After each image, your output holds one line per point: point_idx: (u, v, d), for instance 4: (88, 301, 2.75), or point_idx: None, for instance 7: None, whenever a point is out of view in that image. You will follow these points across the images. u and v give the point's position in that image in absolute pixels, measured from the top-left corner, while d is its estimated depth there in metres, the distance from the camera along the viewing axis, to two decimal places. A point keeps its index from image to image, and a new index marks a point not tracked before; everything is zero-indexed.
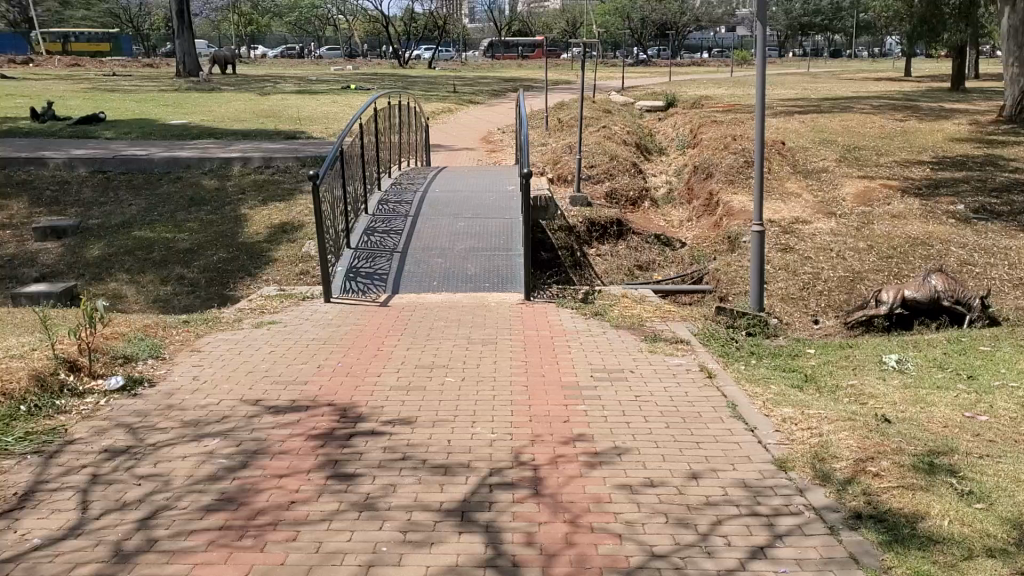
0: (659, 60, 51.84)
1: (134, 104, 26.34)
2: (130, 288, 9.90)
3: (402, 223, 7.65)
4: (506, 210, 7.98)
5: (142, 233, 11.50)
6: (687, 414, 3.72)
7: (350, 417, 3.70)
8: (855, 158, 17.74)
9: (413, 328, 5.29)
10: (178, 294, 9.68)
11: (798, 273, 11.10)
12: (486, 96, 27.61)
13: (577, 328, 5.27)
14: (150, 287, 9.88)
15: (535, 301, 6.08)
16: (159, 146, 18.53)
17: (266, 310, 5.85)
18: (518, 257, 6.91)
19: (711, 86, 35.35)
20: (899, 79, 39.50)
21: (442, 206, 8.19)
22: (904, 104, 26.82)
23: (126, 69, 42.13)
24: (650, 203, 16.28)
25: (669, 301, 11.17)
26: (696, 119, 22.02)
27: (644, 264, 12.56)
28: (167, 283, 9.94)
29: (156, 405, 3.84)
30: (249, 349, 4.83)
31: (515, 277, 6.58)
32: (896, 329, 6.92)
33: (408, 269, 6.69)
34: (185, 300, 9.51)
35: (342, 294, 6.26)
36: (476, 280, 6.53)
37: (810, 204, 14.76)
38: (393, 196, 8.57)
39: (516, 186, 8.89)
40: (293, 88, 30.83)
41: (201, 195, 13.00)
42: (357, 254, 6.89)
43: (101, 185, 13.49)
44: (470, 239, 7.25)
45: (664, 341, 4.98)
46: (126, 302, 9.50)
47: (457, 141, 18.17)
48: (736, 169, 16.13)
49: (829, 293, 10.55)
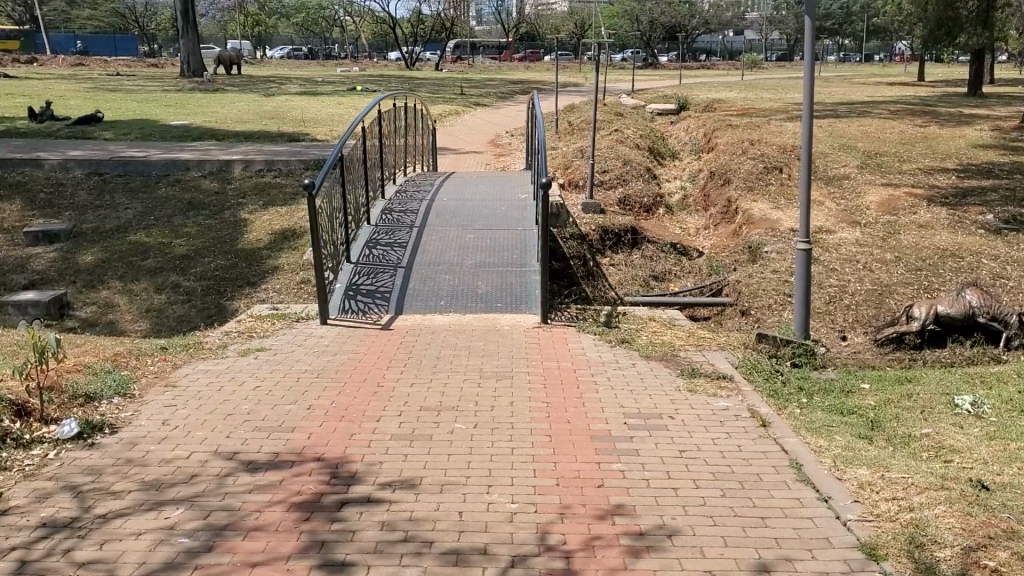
0: (668, 63, 51.31)
1: (136, 104, 25.80)
2: (124, 296, 9.29)
3: (407, 235, 7.06)
4: (520, 221, 7.40)
5: (137, 238, 10.93)
6: (744, 479, 3.12)
7: (342, 477, 3.11)
8: (876, 165, 17.12)
9: (417, 357, 4.70)
10: (173, 303, 9.06)
11: (823, 286, 10.47)
12: (494, 98, 27.09)
13: (602, 360, 4.68)
14: (143, 296, 9.26)
15: (554, 324, 5.49)
16: (160, 147, 17.99)
17: (255, 333, 5.27)
18: (533, 274, 6.31)
19: (722, 89, 34.79)
20: (913, 84, 38.92)
21: (450, 215, 7.61)
22: (923, 109, 26.18)
23: (131, 69, 41.70)
24: (665, 210, 15.69)
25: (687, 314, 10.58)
26: (710, 123, 21.44)
27: (661, 274, 11.96)
28: (162, 291, 9.35)
29: (114, 459, 3.25)
30: (231, 383, 4.24)
31: (530, 295, 5.99)
32: (928, 347, 6.25)
33: (413, 286, 6.10)
34: (180, 310, 8.91)
35: (340, 314, 5.67)
36: (488, 300, 5.93)
37: (833, 212, 14.16)
38: (397, 205, 7.99)
39: (529, 196, 8.30)
40: (299, 90, 30.35)
41: (199, 199, 12.44)
42: (357, 269, 6.30)
43: (97, 187, 12.94)
44: (481, 253, 6.67)
45: (704, 376, 4.38)
46: (118, 312, 8.90)
47: (465, 144, 17.61)
48: (755, 175, 15.53)
49: (856, 307, 9.92)
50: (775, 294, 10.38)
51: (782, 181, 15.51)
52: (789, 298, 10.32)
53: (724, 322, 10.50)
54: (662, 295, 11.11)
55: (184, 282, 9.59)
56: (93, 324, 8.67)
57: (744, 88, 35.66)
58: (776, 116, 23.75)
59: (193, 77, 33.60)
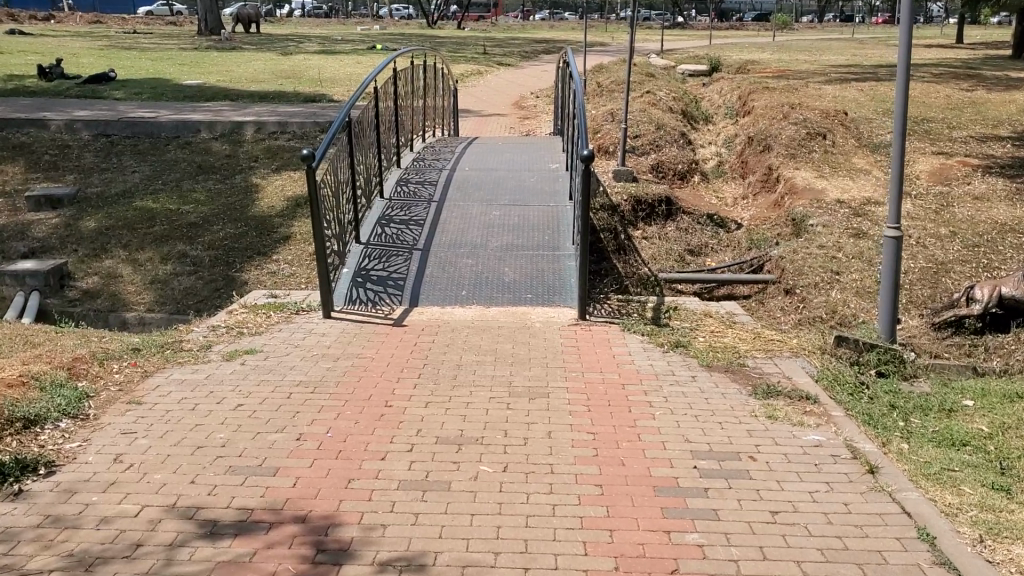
0: (697, 24, 49.81)
1: (150, 63, 25.02)
2: (126, 265, 8.52)
3: (424, 211, 6.29)
4: (552, 195, 6.61)
5: (143, 204, 10.19)
6: (864, 562, 2.36)
7: (332, 550, 2.38)
8: (925, 131, 16.11)
9: (435, 364, 3.94)
10: (177, 273, 8.29)
11: (874, 263, 9.53)
12: (518, 58, 26.11)
13: (657, 371, 3.91)
14: (146, 266, 8.47)
15: (594, 322, 4.72)
16: (172, 107, 17.24)
17: (246, 330, 4.50)
18: (568, 259, 5.53)
19: (754, 51, 33.58)
20: (953, 46, 37.45)
21: (474, 188, 6.83)
22: (967, 72, 24.94)
23: (149, 27, 40.91)
24: (700, 177, 14.87)
25: (725, 292, 9.74)
26: (745, 85, 20.46)
27: (696, 248, 11.14)
28: (168, 261, 8.58)
29: (39, 518, 2.52)
30: (208, 399, 3.49)
31: (564, 283, 5.20)
32: (990, 332, 5.39)
33: (431, 272, 5.34)
34: (186, 280, 8.13)
35: (346, 305, 4.92)
36: (516, 289, 5.15)
37: (881, 181, 13.23)
38: (414, 176, 7.20)
39: (561, 166, 7.49)
40: (318, 48, 29.47)
41: (210, 162, 11.70)
42: (368, 251, 5.53)
43: (104, 150, 12.21)
44: (509, 233, 5.88)
45: (783, 398, 3.61)
46: (119, 282, 8.13)
47: (489, 107, 16.73)
48: (797, 141, 14.64)
49: (910, 287, 9.00)
50: (824, 270, 9.43)
51: (826, 148, 14.56)
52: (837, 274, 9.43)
53: (766, 303, 9.57)
54: (698, 271, 10.28)
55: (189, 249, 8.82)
56: (92, 297, 7.95)
57: (777, 50, 34.39)
58: (814, 79, 22.66)
59: (210, 35, 32.80)
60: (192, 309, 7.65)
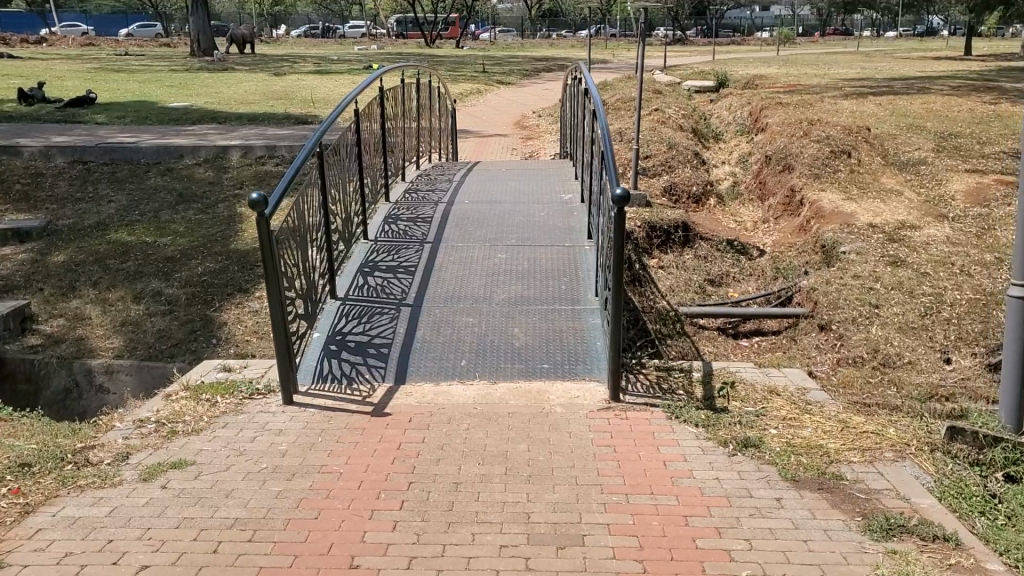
0: (699, 40, 49.10)
1: (138, 86, 24.08)
2: (88, 303, 6.68)
3: (416, 254, 5.27)
4: (568, 233, 5.58)
5: (116, 235, 9.10)
6: None
7: None
8: (954, 147, 15.14)
9: (426, 484, 2.91)
10: (150, 314, 6.46)
11: (916, 294, 7.91)
12: (517, 76, 25.24)
13: (727, 491, 2.87)
14: (115, 304, 6.63)
15: (630, 404, 3.67)
16: (156, 132, 16.27)
17: (180, 429, 3.46)
18: (592, 312, 4.49)
19: (760, 65, 32.72)
20: (963, 58, 36.58)
21: (473, 224, 5.80)
22: (986, 84, 24.07)
23: (142, 49, 40.05)
24: (716, 200, 13.94)
25: (751, 327, 8.34)
26: (756, 100, 19.58)
27: (717, 278, 10.11)
28: (143, 300, 6.74)
29: None
30: (98, 557, 2.47)
31: (589, 346, 4.15)
32: None
33: (423, 335, 4.30)
34: (161, 321, 6.33)
35: (315, 385, 3.88)
36: (529, 357, 4.10)
37: (914, 203, 12.21)
38: (405, 210, 6.17)
39: (576, 196, 6.46)
40: (313, 68, 28.63)
41: (192, 190, 10.66)
42: (346, 310, 4.50)
43: (80, 177, 11.18)
44: (518, 282, 4.85)
45: (910, 540, 2.57)
46: (85, 323, 6.32)
47: (491, 127, 15.76)
48: (821, 160, 13.65)
49: (958, 321, 7.44)
50: (861, 303, 7.83)
51: (852, 167, 13.56)
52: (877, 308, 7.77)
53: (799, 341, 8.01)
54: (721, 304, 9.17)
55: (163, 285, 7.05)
56: (54, 340, 6.09)
57: (783, 64, 33.54)
58: (828, 94, 21.75)
59: (204, 56, 31.93)
60: (173, 357, 5.86)
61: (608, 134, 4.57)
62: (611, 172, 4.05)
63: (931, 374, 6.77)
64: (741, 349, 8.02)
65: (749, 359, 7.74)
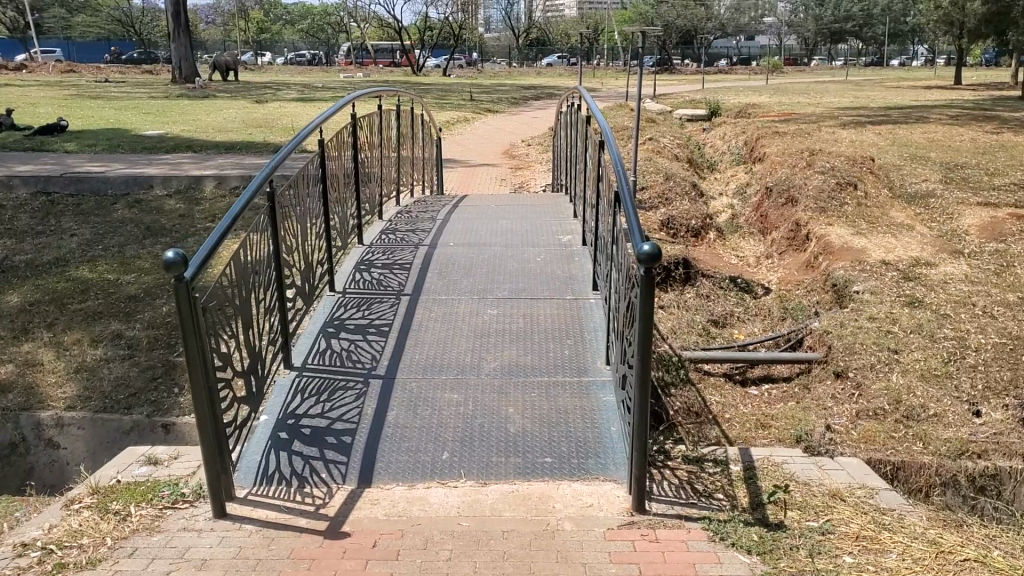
0: (686, 69, 48.97)
1: (114, 113, 23.30)
2: (37, 349, 5.34)
3: (391, 308, 4.47)
4: (569, 283, 4.81)
5: (72, 271, 8.20)
6: None
7: None
8: (962, 179, 14.47)
9: None
10: (108, 360, 5.14)
11: (937, 338, 6.72)
12: (506, 104, 24.65)
13: None
14: (69, 349, 5.30)
15: (657, 518, 2.87)
16: (128, 161, 15.43)
17: (72, 559, 2.63)
18: (604, 384, 3.69)
19: (751, 94, 32.38)
20: (952, 87, 36.46)
21: (459, 272, 5.01)
22: (983, 113, 23.64)
23: (123, 75, 39.31)
24: (716, 234, 13.24)
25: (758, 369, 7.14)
26: (751, 128, 18.99)
27: (721, 318, 9.34)
28: (104, 341, 5.42)
29: None
30: None
31: (602, 433, 3.35)
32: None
33: (395, 416, 3.49)
34: (119, 368, 5.03)
35: (257, 489, 3.06)
36: (528, 446, 3.29)
37: (927, 239, 11.50)
38: (380, 255, 5.37)
39: (576, 238, 5.70)
40: (295, 96, 27.97)
41: (162, 223, 9.76)
42: (303, 385, 3.69)
43: (41, 208, 10.28)
44: (513, 345, 4.05)
45: None
46: (35, 370, 4.99)
47: (479, 156, 15.03)
48: (827, 192, 12.93)
49: (986, 369, 6.25)
50: (877, 348, 6.67)
51: (859, 200, 12.85)
52: (895, 355, 6.58)
53: (811, 389, 6.84)
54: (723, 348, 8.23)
55: (126, 325, 5.74)
56: None
57: (773, 93, 33.21)
58: (825, 123, 21.19)
59: (185, 83, 31.25)
60: (132, 409, 4.56)
61: (619, 165, 3.82)
62: (630, 214, 3.30)
63: (960, 430, 5.66)
64: (752, 398, 6.81)
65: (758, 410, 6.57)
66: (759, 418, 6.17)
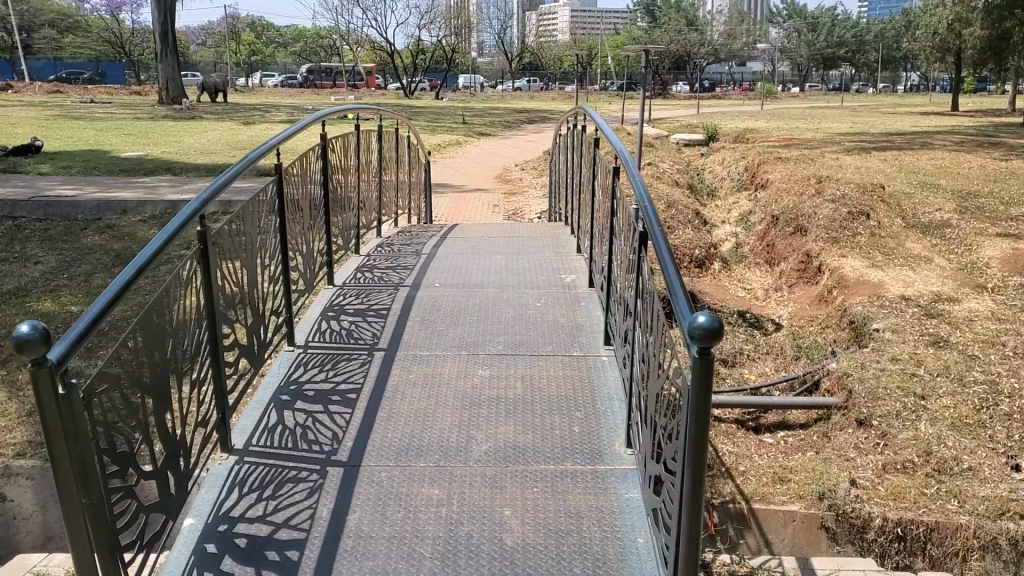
0: (680, 95, 48.64)
1: (94, 134, 22.53)
2: None
3: (362, 368, 3.68)
4: (576, 335, 4.03)
5: (27, 301, 7.29)
6: None
7: None
8: (976, 208, 13.75)
9: None
10: None
11: (969, 381, 5.75)
12: (499, 127, 23.99)
13: None
14: (21, 389, 4.35)
15: None
16: (105, 185, 14.59)
17: None
18: (628, 475, 2.90)
19: (746, 119, 31.90)
20: (949, 113, 36.11)
21: (446, 321, 4.23)
22: (987, 140, 23.08)
23: (110, 97, 38.57)
24: (721, 264, 12.51)
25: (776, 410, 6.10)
26: (752, 154, 18.34)
27: (731, 357, 8.57)
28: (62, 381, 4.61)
29: None
30: None
31: (627, 549, 2.55)
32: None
33: (359, 523, 2.69)
34: None
35: None
36: (534, 567, 2.49)
37: (947, 271, 10.77)
38: (354, 297, 4.57)
39: (581, 278, 4.93)
40: (284, 118, 27.29)
41: (134, 250, 8.85)
42: (245, 477, 2.88)
43: (2, 233, 9.37)
44: (511, 418, 3.27)
45: None
46: None
47: (473, 181, 14.25)
48: (838, 222, 12.21)
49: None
50: (902, 393, 5.69)
51: (873, 230, 12.11)
52: (921, 399, 5.60)
53: (830, 439, 5.77)
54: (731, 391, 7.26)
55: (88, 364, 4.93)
56: None
57: (770, 118, 32.75)
58: (828, 149, 20.57)
59: (172, 104, 30.55)
60: None
61: (641, 191, 3.08)
62: (657, 246, 2.54)
63: (1000, 486, 4.68)
64: (767, 448, 5.72)
65: (772, 462, 5.42)
66: (775, 470, 4.98)
